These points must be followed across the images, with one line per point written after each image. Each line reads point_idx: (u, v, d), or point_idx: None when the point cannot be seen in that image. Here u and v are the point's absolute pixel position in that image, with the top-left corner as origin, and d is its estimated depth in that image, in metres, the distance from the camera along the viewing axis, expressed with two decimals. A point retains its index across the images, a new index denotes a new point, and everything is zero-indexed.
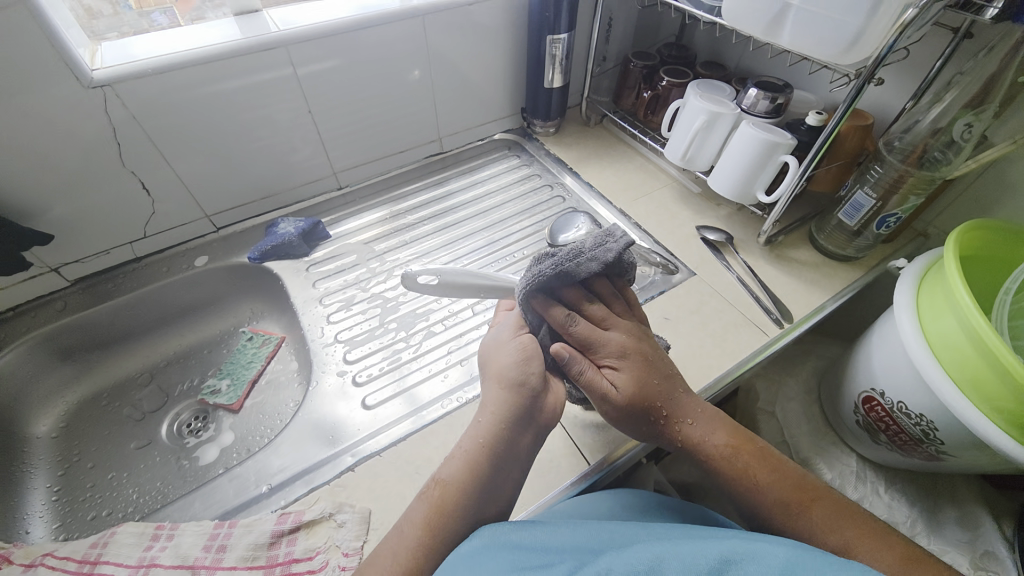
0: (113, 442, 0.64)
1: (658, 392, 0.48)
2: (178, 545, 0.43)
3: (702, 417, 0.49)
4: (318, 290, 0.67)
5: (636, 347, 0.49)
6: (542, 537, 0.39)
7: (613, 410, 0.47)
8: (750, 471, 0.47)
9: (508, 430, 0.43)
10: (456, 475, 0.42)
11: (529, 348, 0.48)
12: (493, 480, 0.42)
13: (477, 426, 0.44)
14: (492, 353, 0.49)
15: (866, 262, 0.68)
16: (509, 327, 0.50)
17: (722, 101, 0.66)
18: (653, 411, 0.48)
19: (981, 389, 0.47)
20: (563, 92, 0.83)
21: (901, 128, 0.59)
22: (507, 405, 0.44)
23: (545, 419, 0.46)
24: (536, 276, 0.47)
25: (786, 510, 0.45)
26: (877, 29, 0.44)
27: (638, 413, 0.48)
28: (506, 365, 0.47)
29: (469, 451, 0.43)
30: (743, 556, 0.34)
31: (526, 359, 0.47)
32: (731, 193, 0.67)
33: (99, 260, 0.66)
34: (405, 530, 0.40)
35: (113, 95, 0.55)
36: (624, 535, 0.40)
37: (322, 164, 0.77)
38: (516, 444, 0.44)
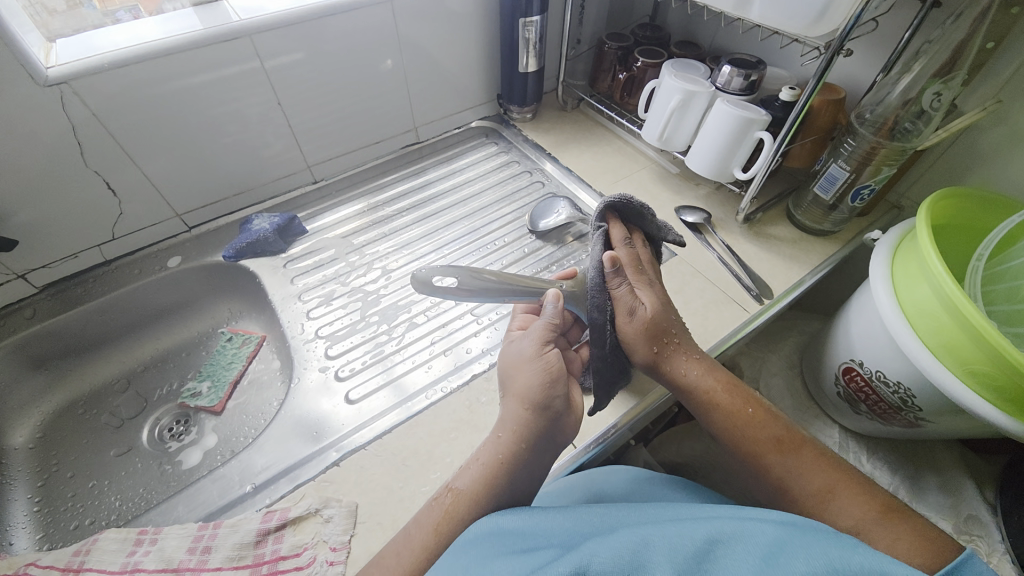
0: (92, 451, 0.62)
1: (673, 323, 0.52)
2: (162, 548, 0.42)
3: (704, 357, 0.52)
4: (296, 287, 0.66)
5: (664, 291, 0.55)
6: (531, 522, 0.39)
7: (637, 325, 0.50)
8: (747, 408, 0.49)
9: (528, 451, 0.43)
10: (470, 484, 0.42)
11: (554, 367, 0.46)
12: (510, 492, 0.42)
13: (496, 445, 0.43)
14: (516, 371, 0.47)
15: (843, 235, 0.68)
16: (535, 341, 0.48)
17: (697, 79, 0.66)
18: (669, 334, 0.51)
19: (955, 354, 0.48)
20: (539, 77, 0.82)
21: (873, 101, 0.59)
22: (530, 428, 0.44)
23: (561, 441, 0.46)
24: (627, 198, 0.55)
25: (776, 452, 0.47)
26: (844, 1, 0.44)
27: (655, 333, 0.50)
28: (531, 387, 0.45)
29: (487, 466, 0.42)
30: (733, 536, 0.35)
31: (552, 381, 0.45)
32: (709, 172, 0.67)
33: (66, 265, 0.64)
34: (412, 533, 0.40)
35: (71, 93, 0.52)
36: (613, 518, 0.40)
37: (295, 157, 0.75)
38: (536, 465, 0.44)
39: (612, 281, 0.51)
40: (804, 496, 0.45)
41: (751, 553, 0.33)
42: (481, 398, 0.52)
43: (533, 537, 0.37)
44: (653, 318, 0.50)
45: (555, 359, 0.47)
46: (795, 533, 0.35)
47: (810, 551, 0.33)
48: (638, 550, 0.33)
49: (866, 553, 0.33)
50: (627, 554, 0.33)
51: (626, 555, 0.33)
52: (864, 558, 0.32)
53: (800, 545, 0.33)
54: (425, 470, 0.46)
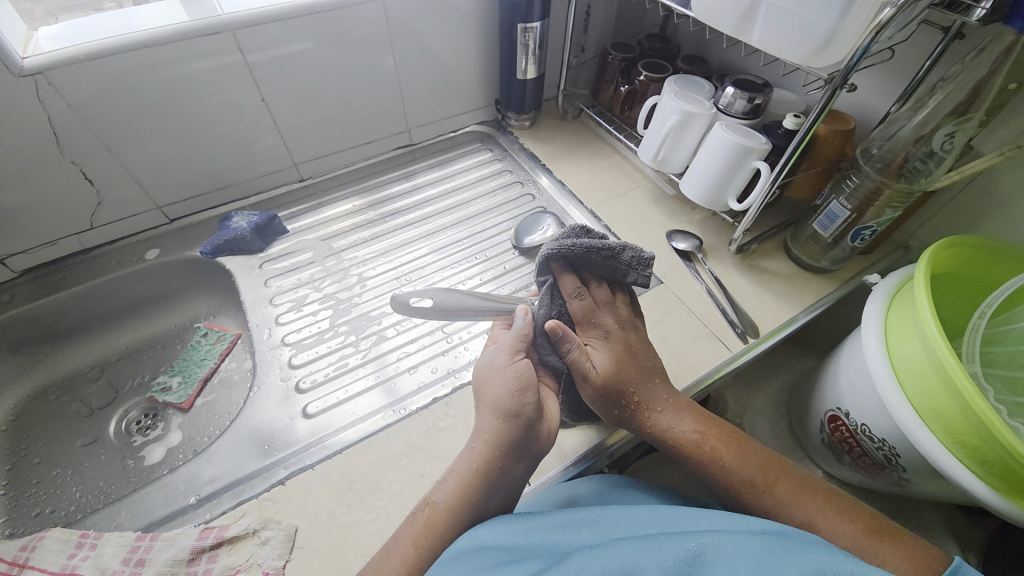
0: (60, 438, 0.62)
1: (632, 377, 0.49)
2: (99, 556, 0.41)
3: (671, 404, 0.49)
4: (269, 290, 0.65)
5: (629, 336, 0.51)
6: (519, 532, 0.39)
7: (590, 390, 0.48)
8: (720, 451, 0.47)
9: (502, 460, 0.42)
10: (448, 495, 0.41)
11: (524, 375, 0.45)
12: (489, 501, 0.42)
13: (469, 454, 0.43)
14: (486, 380, 0.46)
15: (842, 274, 0.65)
16: (505, 350, 0.47)
17: (698, 99, 0.63)
18: (625, 394, 0.48)
19: (943, 421, 0.45)
20: (538, 84, 0.79)
21: (883, 135, 0.55)
22: (502, 437, 0.42)
23: (538, 450, 0.44)
24: (566, 248, 0.49)
25: (756, 490, 0.45)
26: (849, 32, 0.41)
27: (611, 396, 0.48)
28: (501, 395, 0.44)
29: (462, 476, 0.42)
30: (720, 538, 0.34)
31: (524, 388, 0.44)
32: (703, 199, 0.64)
33: (45, 251, 0.63)
34: (392, 549, 0.40)
35: (47, 84, 0.52)
36: (604, 526, 0.40)
37: (282, 154, 0.74)
38: (510, 474, 0.42)
39: (563, 347, 0.48)
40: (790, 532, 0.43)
41: (740, 552, 0.33)
42: (438, 424, 0.50)
43: (520, 546, 0.37)
44: (607, 380, 0.48)
45: (526, 367, 0.46)
46: (783, 539, 0.35)
47: (796, 555, 0.32)
48: (627, 558, 0.33)
49: (850, 560, 0.31)
50: (616, 564, 0.33)
51: (616, 563, 0.33)
52: (852, 564, 0.31)
53: (790, 549, 0.33)
54: (371, 497, 0.45)
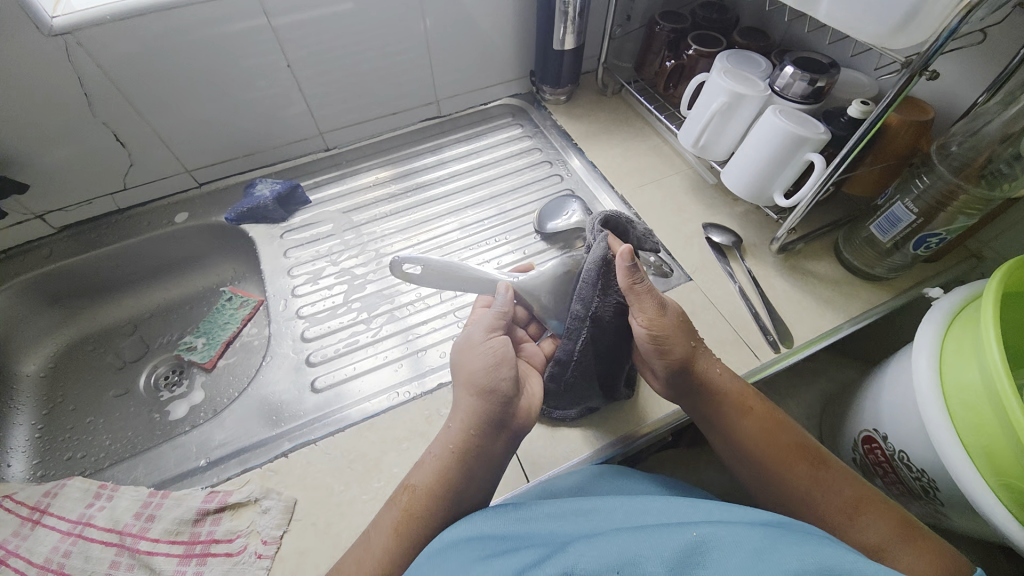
0: (94, 388, 0.66)
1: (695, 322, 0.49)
2: (114, 507, 0.44)
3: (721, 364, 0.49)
4: (289, 260, 0.66)
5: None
6: (510, 527, 0.37)
7: (666, 318, 0.45)
8: (771, 414, 0.46)
9: (479, 438, 0.41)
10: (426, 479, 0.40)
11: (499, 350, 0.45)
12: (468, 483, 0.40)
13: (447, 435, 0.42)
14: (462, 356, 0.45)
15: (898, 283, 0.58)
16: (481, 327, 0.47)
17: (750, 78, 0.56)
18: (694, 330, 0.48)
19: (993, 461, 0.40)
20: (576, 56, 0.74)
21: (964, 131, 0.48)
22: (479, 414, 0.42)
23: (518, 428, 0.43)
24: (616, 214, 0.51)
25: (803, 460, 0.44)
26: (934, 10, 0.35)
27: (684, 325, 0.47)
28: (476, 371, 0.44)
29: (439, 457, 0.41)
30: (719, 532, 0.31)
31: (499, 363, 0.44)
32: (745, 192, 0.58)
33: (82, 209, 0.66)
34: (372, 536, 0.39)
35: (76, 45, 0.52)
36: (601, 520, 0.37)
37: (308, 122, 0.72)
38: (488, 454, 0.41)
39: (634, 275, 0.44)
40: (836, 507, 0.41)
41: (743, 545, 0.30)
42: (441, 410, 0.49)
43: (509, 541, 0.35)
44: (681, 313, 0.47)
45: (500, 342, 0.45)
46: (787, 531, 0.32)
47: (801, 546, 0.29)
48: (625, 548, 0.30)
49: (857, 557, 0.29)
50: (615, 555, 0.30)
51: (614, 553, 0.30)
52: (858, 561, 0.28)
53: (797, 541, 0.30)
54: (369, 478, 0.45)
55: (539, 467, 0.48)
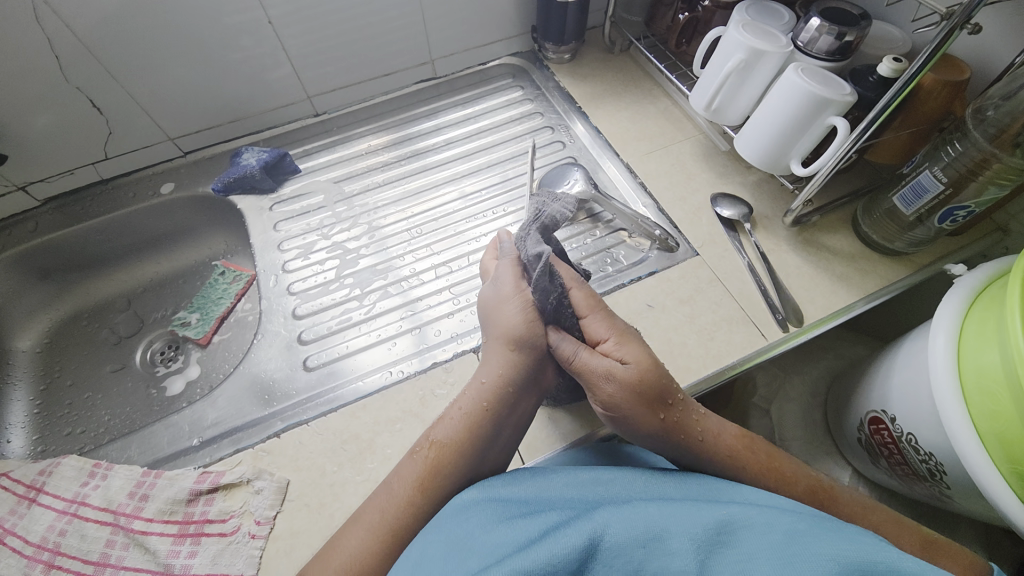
0: (91, 363, 0.66)
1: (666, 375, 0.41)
2: (108, 487, 0.43)
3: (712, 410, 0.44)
4: (279, 234, 0.64)
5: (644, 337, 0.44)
6: (531, 490, 0.36)
7: (617, 393, 0.40)
8: (774, 462, 0.42)
9: (514, 393, 0.41)
10: (454, 433, 0.39)
11: (533, 303, 0.44)
12: (498, 439, 0.40)
13: (480, 390, 0.41)
14: (495, 309, 0.44)
15: (918, 259, 0.55)
16: (510, 279, 0.45)
17: (772, 32, 0.51)
18: (669, 391, 0.40)
19: (1008, 448, 0.38)
20: (582, 9, 0.68)
21: (1002, 92, 0.44)
22: (517, 368, 0.42)
23: (548, 384, 0.44)
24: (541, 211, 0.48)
25: (816, 500, 0.41)
26: None
27: (653, 395, 0.40)
28: (513, 325, 0.43)
29: (469, 414, 0.40)
30: (749, 514, 0.31)
31: (536, 318, 0.43)
32: (760, 160, 0.54)
33: (65, 180, 0.64)
34: (395, 487, 0.38)
35: (42, 3, 0.48)
36: (620, 487, 0.37)
37: (295, 85, 0.68)
38: (520, 408, 0.42)
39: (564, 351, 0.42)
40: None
41: (775, 525, 0.30)
42: (436, 391, 0.48)
43: (531, 504, 0.35)
44: (639, 378, 0.40)
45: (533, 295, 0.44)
46: (817, 519, 0.31)
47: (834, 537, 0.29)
48: (652, 521, 0.30)
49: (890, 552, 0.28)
50: (641, 527, 0.29)
51: (641, 525, 0.30)
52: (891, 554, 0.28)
53: (829, 526, 0.30)
54: (361, 459, 0.44)
55: (535, 450, 0.45)
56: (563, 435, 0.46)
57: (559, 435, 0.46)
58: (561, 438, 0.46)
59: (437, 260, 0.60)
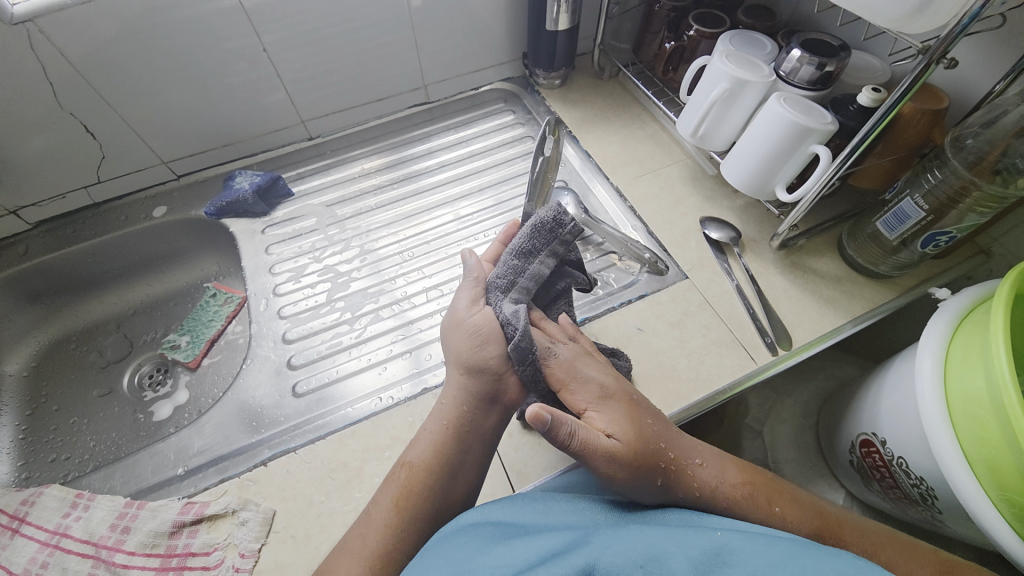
0: (78, 387, 0.65)
1: (656, 435, 0.39)
2: (90, 519, 0.42)
3: (707, 455, 0.42)
4: (270, 257, 0.64)
5: (625, 386, 0.42)
6: (526, 514, 0.36)
7: (619, 472, 0.36)
8: (776, 504, 0.42)
9: (471, 412, 0.42)
10: (422, 454, 0.40)
11: (484, 327, 0.44)
12: (462, 458, 0.40)
13: (441, 409, 0.42)
14: (450, 334, 0.45)
15: (903, 282, 0.56)
16: (465, 300, 0.46)
17: (754, 62, 0.52)
18: (661, 457, 0.38)
19: (997, 476, 0.38)
20: (571, 38, 0.70)
21: (980, 121, 0.45)
22: (471, 390, 0.42)
23: (510, 403, 0.43)
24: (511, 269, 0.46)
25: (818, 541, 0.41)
26: None
27: (648, 464, 0.37)
28: (465, 350, 0.44)
29: (435, 433, 0.41)
30: (745, 538, 0.31)
31: (488, 340, 0.43)
32: (746, 185, 0.55)
33: (57, 204, 0.64)
34: (373, 513, 0.39)
35: (38, 33, 0.49)
36: (615, 517, 0.36)
37: (290, 109, 0.69)
38: (481, 428, 0.42)
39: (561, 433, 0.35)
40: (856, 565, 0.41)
41: (771, 547, 0.30)
42: (426, 417, 0.48)
43: (525, 528, 0.34)
44: (633, 452, 0.37)
45: (489, 315, 0.44)
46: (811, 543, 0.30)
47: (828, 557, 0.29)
48: (649, 545, 0.29)
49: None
50: (639, 551, 0.29)
51: (639, 548, 0.29)
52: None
53: (823, 548, 0.30)
54: (350, 488, 0.44)
55: (526, 477, 0.45)
56: (554, 461, 0.46)
57: (550, 462, 0.46)
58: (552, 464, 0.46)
59: (428, 283, 0.61)
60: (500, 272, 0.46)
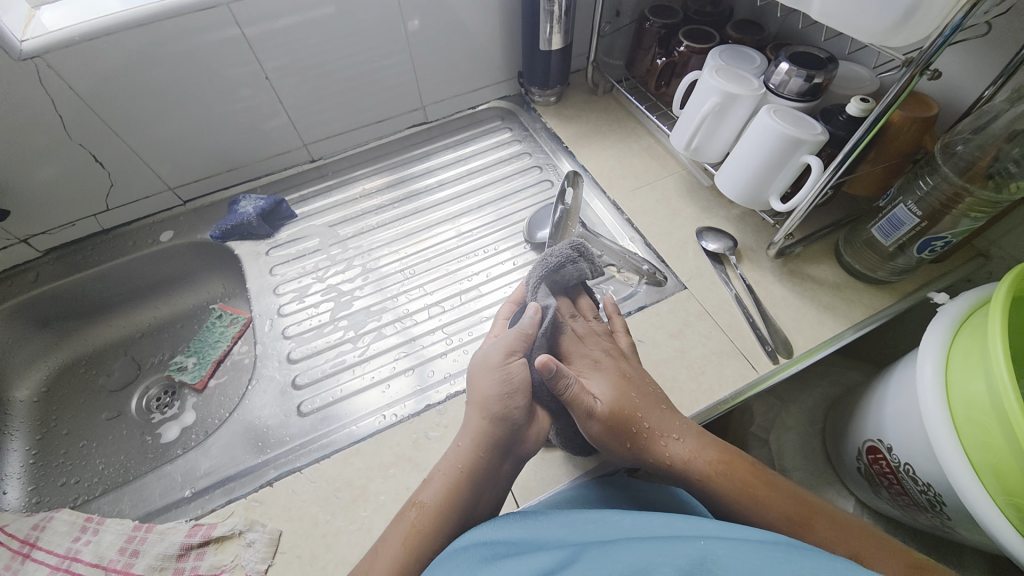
0: (88, 411, 0.66)
1: (636, 403, 0.44)
2: (99, 542, 0.43)
3: (688, 432, 0.43)
4: (274, 278, 0.65)
5: (620, 363, 0.47)
6: (520, 530, 0.36)
7: (597, 427, 0.42)
8: (752, 487, 0.42)
9: (488, 460, 0.41)
10: (434, 496, 0.40)
11: (516, 378, 0.42)
12: (474, 502, 0.40)
13: (456, 452, 0.41)
14: (478, 375, 0.44)
15: (902, 287, 0.56)
16: (501, 348, 0.44)
17: (744, 76, 0.53)
18: (635, 423, 0.43)
19: (1002, 481, 0.38)
20: (565, 56, 0.72)
21: (970, 127, 0.46)
22: (489, 437, 0.41)
23: (526, 452, 0.42)
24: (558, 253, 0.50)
25: (791, 528, 0.40)
26: (937, 6, 0.33)
27: (619, 428, 0.42)
28: (490, 395, 0.42)
29: (448, 476, 0.40)
30: (728, 544, 0.30)
31: (513, 393, 0.42)
32: (741, 196, 0.56)
33: (65, 232, 0.65)
34: (381, 550, 0.38)
35: (47, 68, 0.51)
36: (606, 526, 0.36)
37: (292, 134, 0.71)
38: (496, 477, 0.41)
39: (561, 383, 0.41)
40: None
41: (754, 551, 0.29)
42: (429, 433, 0.48)
43: (520, 545, 0.34)
44: (610, 413, 0.42)
45: (520, 367, 0.43)
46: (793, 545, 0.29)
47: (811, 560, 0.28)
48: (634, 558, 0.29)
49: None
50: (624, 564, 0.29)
51: (624, 564, 0.29)
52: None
53: (809, 552, 0.29)
54: (355, 506, 0.44)
55: (530, 491, 0.45)
56: (558, 475, 0.46)
57: (554, 476, 0.46)
58: (556, 479, 0.46)
59: (430, 300, 0.61)
60: (537, 273, 0.50)
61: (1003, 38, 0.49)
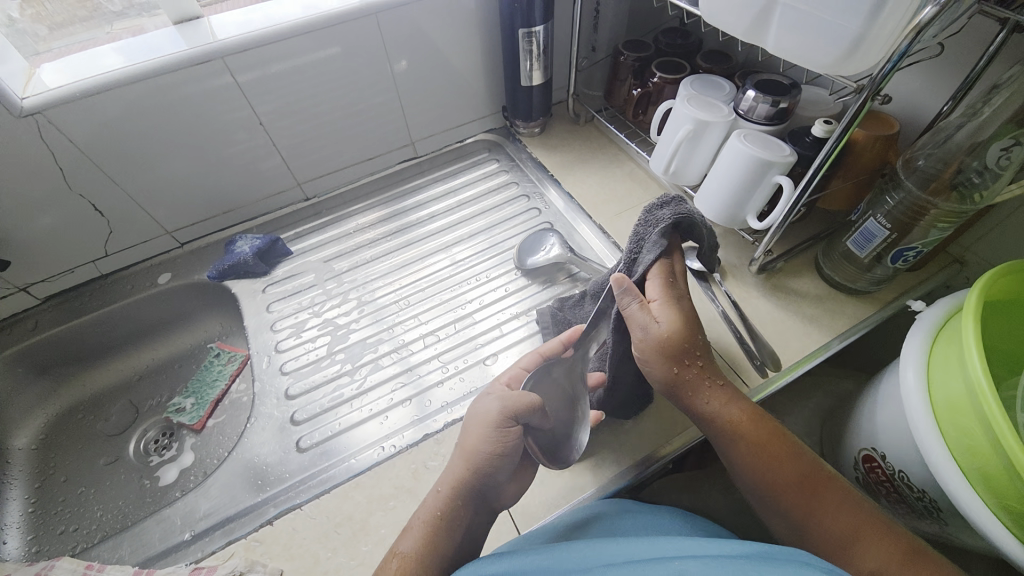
0: (85, 458, 0.66)
1: (699, 341, 0.44)
2: None
3: (726, 382, 0.45)
4: (271, 315, 0.67)
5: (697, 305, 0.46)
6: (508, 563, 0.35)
7: (652, 348, 0.42)
8: (776, 441, 0.43)
9: (465, 512, 0.41)
10: (415, 544, 0.39)
11: (507, 445, 0.42)
12: (454, 553, 0.40)
13: (433, 499, 0.41)
14: (471, 428, 0.44)
15: (882, 296, 0.58)
16: (504, 406, 0.44)
17: (715, 104, 0.57)
18: (692, 355, 0.43)
19: (992, 484, 0.39)
20: (545, 90, 0.75)
21: (930, 142, 0.48)
22: (467, 489, 0.41)
23: (500, 506, 0.44)
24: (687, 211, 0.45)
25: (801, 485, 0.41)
26: (881, 36, 0.36)
27: (675, 354, 0.43)
28: (479, 449, 0.42)
29: (426, 522, 0.40)
30: (702, 561, 0.29)
31: (502, 456, 0.42)
32: (719, 216, 0.58)
33: (65, 279, 0.67)
34: None
35: (46, 123, 0.53)
36: (593, 550, 0.35)
37: (285, 174, 0.73)
38: (472, 525, 0.41)
39: (623, 300, 0.43)
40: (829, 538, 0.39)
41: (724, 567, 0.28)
42: (428, 463, 0.49)
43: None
44: (675, 340, 0.42)
45: (515, 436, 0.43)
46: (768, 555, 0.28)
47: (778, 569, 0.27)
48: None
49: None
50: None
51: None
52: None
53: (778, 561, 0.28)
54: (355, 541, 0.44)
55: (531, 517, 0.46)
56: (558, 499, 0.47)
57: (554, 501, 0.46)
58: (556, 503, 0.46)
59: (425, 329, 0.63)
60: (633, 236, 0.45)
61: (954, 57, 0.52)
